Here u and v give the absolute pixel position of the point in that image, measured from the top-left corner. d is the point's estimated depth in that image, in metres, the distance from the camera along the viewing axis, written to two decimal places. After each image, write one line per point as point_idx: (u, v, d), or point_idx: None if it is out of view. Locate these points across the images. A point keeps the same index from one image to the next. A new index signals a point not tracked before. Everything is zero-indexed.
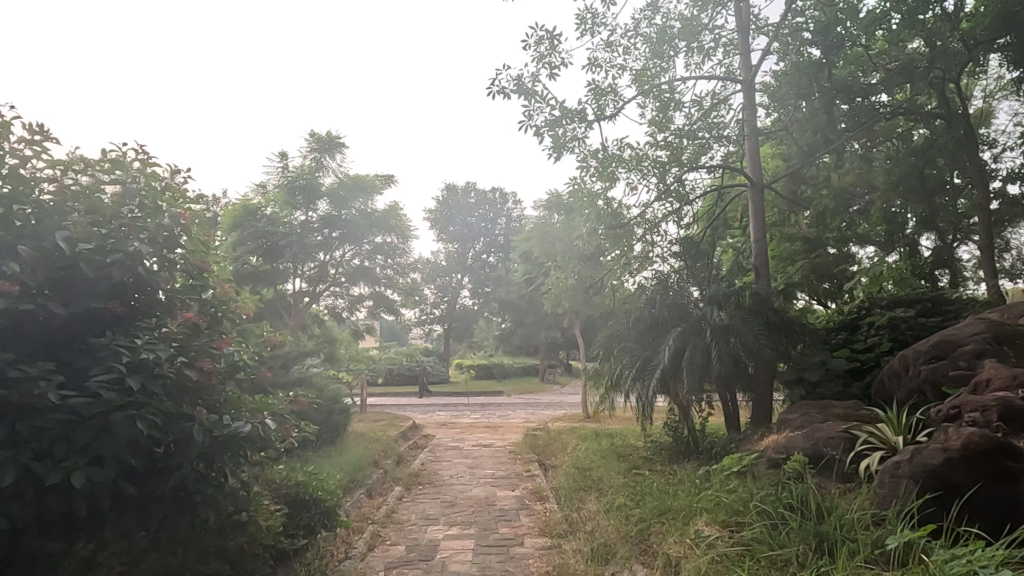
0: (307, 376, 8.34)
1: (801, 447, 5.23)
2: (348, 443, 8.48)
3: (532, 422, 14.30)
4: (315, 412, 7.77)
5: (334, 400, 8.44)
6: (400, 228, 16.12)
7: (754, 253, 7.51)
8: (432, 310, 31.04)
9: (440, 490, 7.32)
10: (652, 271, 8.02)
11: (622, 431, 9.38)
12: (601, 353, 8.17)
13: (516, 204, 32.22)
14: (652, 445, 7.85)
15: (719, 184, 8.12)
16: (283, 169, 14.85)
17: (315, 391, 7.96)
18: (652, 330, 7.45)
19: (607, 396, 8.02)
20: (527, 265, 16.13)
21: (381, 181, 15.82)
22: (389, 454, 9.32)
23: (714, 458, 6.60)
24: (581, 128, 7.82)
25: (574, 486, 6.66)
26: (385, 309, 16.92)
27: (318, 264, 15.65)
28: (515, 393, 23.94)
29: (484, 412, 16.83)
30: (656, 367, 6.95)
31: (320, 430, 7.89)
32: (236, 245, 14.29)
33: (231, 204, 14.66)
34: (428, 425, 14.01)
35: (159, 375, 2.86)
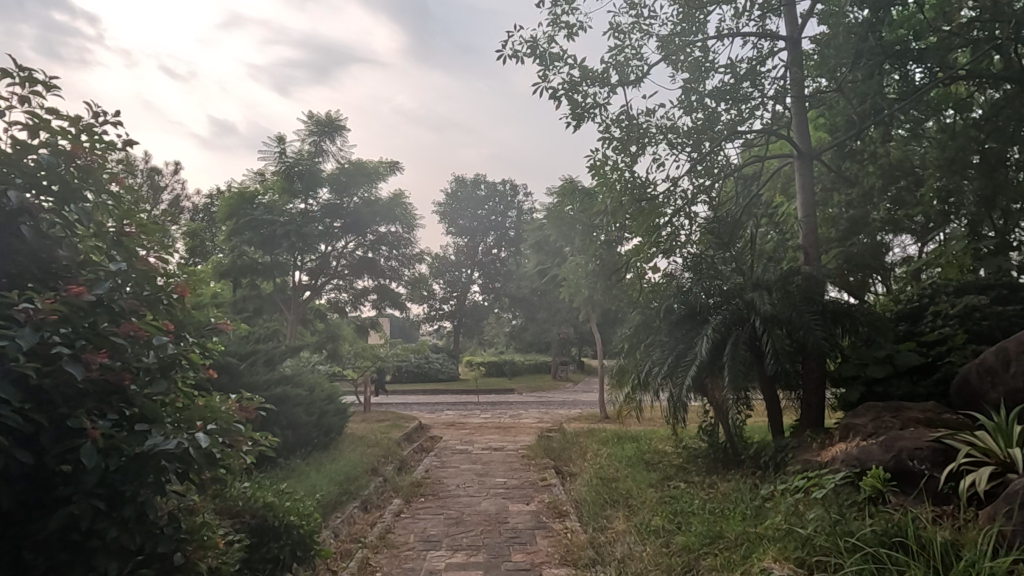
0: (298, 373, 7.49)
1: (877, 458, 4.32)
2: (343, 448, 7.62)
3: (546, 423, 13.36)
4: (305, 414, 6.92)
5: (327, 401, 7.60)
6: (405, 217, 15.18)
7: (803, 233, 6.54)
8: (441, 306, 30.27)
9: (445, 505, 6.42)
10: (682, 255, 7.09)
11: (649, 435, 8.46)
12: (625, 349, 7.28)
13: (526, 196, 31.13)
14: (684, 454, 6.96)
15: (760, 156, 7.12)
16: (281, 154, 13.87)
17: (305, 392, 7.11)
18: (683, 322, 6.57)
19: (633, 397, 7.14)
20: (540, 257, 15.14)
21: (386, 167, 14.89)
22: (391, 460, 8.46)
23: (761, 470, 5.71)
24: (602, 93, 6.90)
25: (598, 501, 5.79)
26: (391, 303, 16.05)
27: (319, 255, 14.82)
28: (527, 391, 22.95)
29: (495, 412, 15.90)
30: (691, 364, 6.05)
31: (310, 434, 7.03)
32: (233, 235, 13.77)
33: (228, 192, 13.89)
34: (435, 426, 13.15)
35: (18, 374, 2.03)
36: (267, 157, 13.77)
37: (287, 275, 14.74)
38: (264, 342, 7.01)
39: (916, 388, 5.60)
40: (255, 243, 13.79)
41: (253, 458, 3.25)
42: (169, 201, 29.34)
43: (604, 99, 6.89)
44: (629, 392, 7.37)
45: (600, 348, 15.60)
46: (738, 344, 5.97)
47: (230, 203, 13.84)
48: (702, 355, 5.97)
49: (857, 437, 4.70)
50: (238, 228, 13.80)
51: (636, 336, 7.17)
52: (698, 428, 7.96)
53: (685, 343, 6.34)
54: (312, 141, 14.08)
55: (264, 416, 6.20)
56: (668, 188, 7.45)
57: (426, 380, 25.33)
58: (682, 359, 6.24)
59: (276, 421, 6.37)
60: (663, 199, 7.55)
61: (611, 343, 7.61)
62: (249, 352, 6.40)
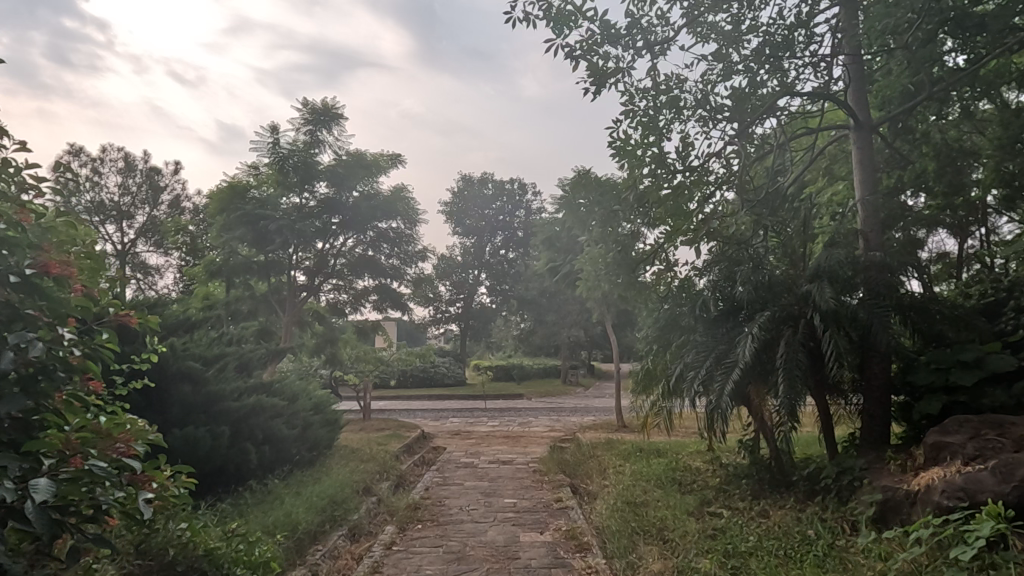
0: (280, 379, 6.59)
1: (993, 490, 3.38)
2: (331, 464, 6.72)
3: (558, 432, 12.39)
4: (285, 426, 6.03)
5: (312, 411, 6.70)
6: (408, 213, 14.19)
7: (864, 215, 5.58)
8: (447, 308, 29.46)
9: (444, 535, 5.49)
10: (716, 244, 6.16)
11: (678, 448, 7.51)
12: (653, 351, 6.36)
13: (535, 194, 30.17)
14: (722, 472, 6.03)
15: (810, 127, 6.16)
16: (274, 144, 12.93)
17: (286, 401, 6.20)
18: (721, 320, 5.64)
19: (661, 406, 6.22)
20: (550, 253, 14.13)
21: (386, 159, 13.96)
22: (387, 476, 7.54)
23: (819, 495, 4.78)
24: (626, 56, 5.99)
25: (625, 530, 4.88)
26: (393, 304, 15.15)
27: (316, 253, 14.06)
28: (536, 396, 22.05)
29: (503, 419, 15.00)
30: (733, 367, 5.11)
31: (291, 449, 6.13)
32: (225, 232, 12.97)
33: (219, 185, 12.96)
34: (439, 435, 12.28)
35: None
36: (259, 147, 12.87)
37: (282, 274, 13.89)
38: (238, 343, 6.14)
39: (1010, 398, 4.63)
40: (247, 238, 12.99)
41: (162, 500, 2.37)
42: (169, 201, 28.71)
43: (627, 64, 6.01)
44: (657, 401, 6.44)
45: (616, 351, 14.57)
46: (791, 345, 5.01)
47: (221, 198, 12.93)
48: (748, 357, 5.02)
49: (955, 461, 3.77)
50: (229, 223, 12.96)
51: (667, 337, 6.25)
52: (735, 442, 7.01)
53: (725, 344, 5.41)
54: (307, 130, 13.14)
55: (233, 430, 5.32)
56: (695, 171, 6.48)
57: (432, 385, 24.45)
58: (722, 362, 5.30)
59: (250, 435, 5.50)
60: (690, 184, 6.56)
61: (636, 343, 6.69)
62: (218, 356, 5.49)
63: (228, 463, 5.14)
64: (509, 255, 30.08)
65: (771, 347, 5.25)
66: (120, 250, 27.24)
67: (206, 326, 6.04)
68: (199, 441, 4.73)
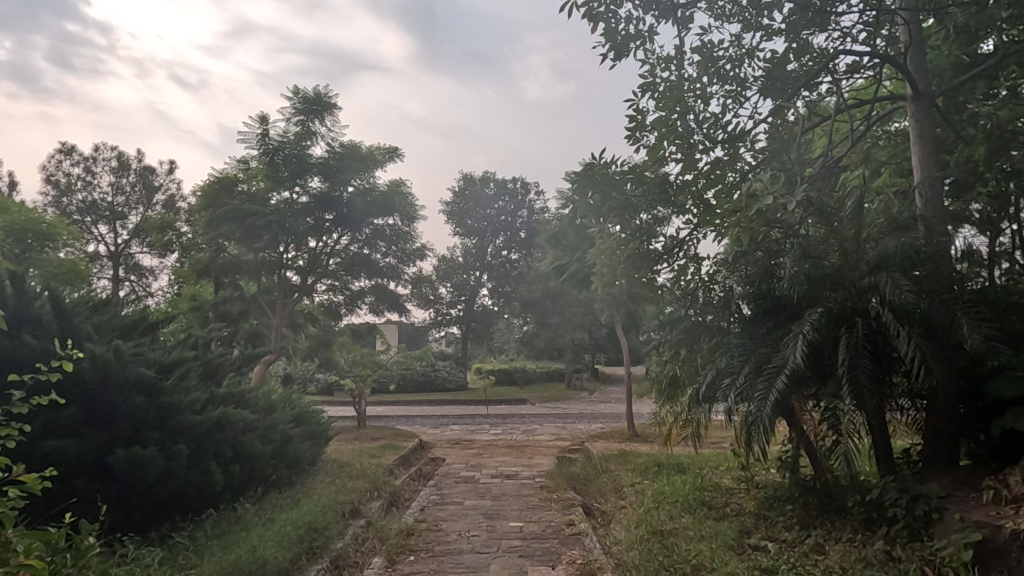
0: (256, 389, 5.85)
1: None
2: (314, 484, 5.97)
3: (565, 441, 11.63)
4: (259, 442, 5.29)
5: (292, 425, 5.94)
6: (407, 209, 13.36)
7: (929, 196, 4.78)
8: (448, 311, 28.77)
9: (440, 570, 4.73)
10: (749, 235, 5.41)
11: (704, 465, 6.74)
12: (679, 355, 5.61)
13: (538, 194, 29.41)
14: (758, 494, 5.28)
15: (862, 98, 5.35)
16: (264, 134, 12.09)
17: (259, 414, 5.44)
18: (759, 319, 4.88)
19: (688, 418, 5.46)
20: (556, 252, 13.34)
21: (383, 152, 13.20)
22: (378, 495, 6.78)
23: (883, 527, 4.05)
24: (648, 19, 5.23)
25: (653, 563, 4.15)
26: (391, 306, 14.39)
27: (309, 251, 13.34)
28: (541, 401, 21.32)
29: (507, 426, 14.23)
30: (779, 372, 4.35)
31: (266, 468, 5.39)
32: (213, 229, 12.26)
33: (206, 180, 12.29)
34: (439, 444, 11.55)
35: None
36: (246, 139, 12.06)
37: (273, 273, 13.19)
38: (207, 348, 5.39)
39: None
40: (234, 236, 12.21)
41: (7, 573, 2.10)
42: (164, 201, 28.10)
43: (649, 29, 5.27)
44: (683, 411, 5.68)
45: (627, 355, 13.77)
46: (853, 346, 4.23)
47: (209, 193, 12.22)
48: (800, 362, 4.26)
49: None
50: (215, 220, 12.23)
51: (695, 339, 5.48)
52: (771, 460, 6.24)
53: (768, 346, 4.62)
54: (299, 121, 12.29)
55: (196, 448, 4.60)
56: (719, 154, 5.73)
57: (433, 389, 23.71)
58: (765, 367, 4.53)
59: (216, 453, 4.77)
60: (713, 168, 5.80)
61: (658, 346, 5.94)
62: (179, 361, 4.74)
63: (188, 487, 4.42)
64: (511, 256, 29.33)
65: (826, 348, 4.50)
66: (113, 251, 26.64)
67: (169, 328, 5.30)
68: (151, 463, 4.00)
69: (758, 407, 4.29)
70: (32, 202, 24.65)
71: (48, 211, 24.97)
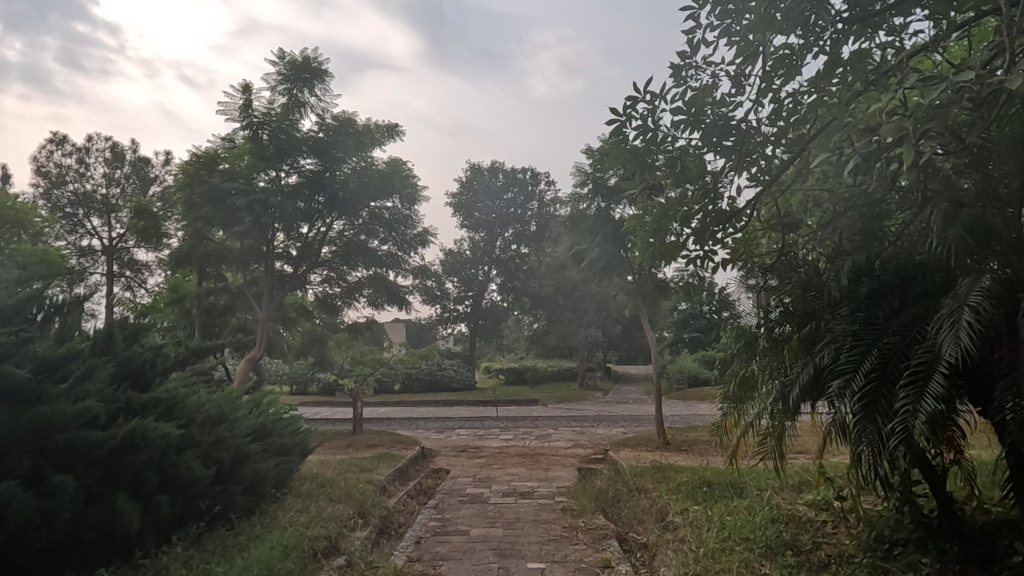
0: (202, 396, 4.57)
1: None
2: (278, 516, 4.69)
3: (586, 448, 10.32)
4: (200, 464, 4.03)
5: (246, 442, 4.62)
6: (407, 191, 12.00)
7: None
8: (455, 307, 27.58)
9: None
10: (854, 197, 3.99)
11: (770, 487, 5.40)
12: (754, 348, 4.21)
13: (549, 183, 28.04)
14: (864, 529, 3.93)
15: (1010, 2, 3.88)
16: (246, 106, 10.81)
17: (198, 429, 4.15)
18: (880, 296, 3.45)
19: (771, 430, 4.07)
20: (574, 238, 11.99)
21: (382, 131, 11.94)
22: (365, 522, 5.50)
23: None
24: None
25: None
26: (390, 298, 13.05)
27: (301, 239, 12.11)
28: (553, 402, 20.01)
29: (519, 430, 12.98)
30: (931, 369, 2.94)
31: (210, 498, 4.11)
32: (192, 211, 11.01)
33: (183, 160, 10.97)
34: (444, 452, 10.29)
35: None
36: (227, 111, 10.80)
37: (262, 263, 12.01)
38: (133, 341, 4.10)
39: None
40: (214, 219, 10.93)
41: None
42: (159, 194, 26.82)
43: None
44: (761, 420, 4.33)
45: (654, 353, 12.41)
46: None
47: (187, 175, 10.86)
48: (958, 359, 2.81)
49: None
50: (194, 202, 10.96)
51: (780, 328, 4.08)
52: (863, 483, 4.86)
53: (900, 334, 3.20)
54: (285, 91, 10.94)
55: (99, 476, 3.34)
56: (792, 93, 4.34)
57: (440, 389, 22.49)
58: (901, 364, 3.13)
59: (133, 482, 3.52)
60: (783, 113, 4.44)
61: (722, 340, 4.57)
62: (78, 358, 3.45)
63: (86, 531, 3.18)
64: (522, 250, 28.06)
65: (995, 337, 3.06)
66: (107, 246, 25.51)
67: (81, 316, 4.02)
68: (13, 502, 2.73)
69: (899, 422, 2.90)
70: (22, 193, 23.64)
71: (39, 204, 23.97)
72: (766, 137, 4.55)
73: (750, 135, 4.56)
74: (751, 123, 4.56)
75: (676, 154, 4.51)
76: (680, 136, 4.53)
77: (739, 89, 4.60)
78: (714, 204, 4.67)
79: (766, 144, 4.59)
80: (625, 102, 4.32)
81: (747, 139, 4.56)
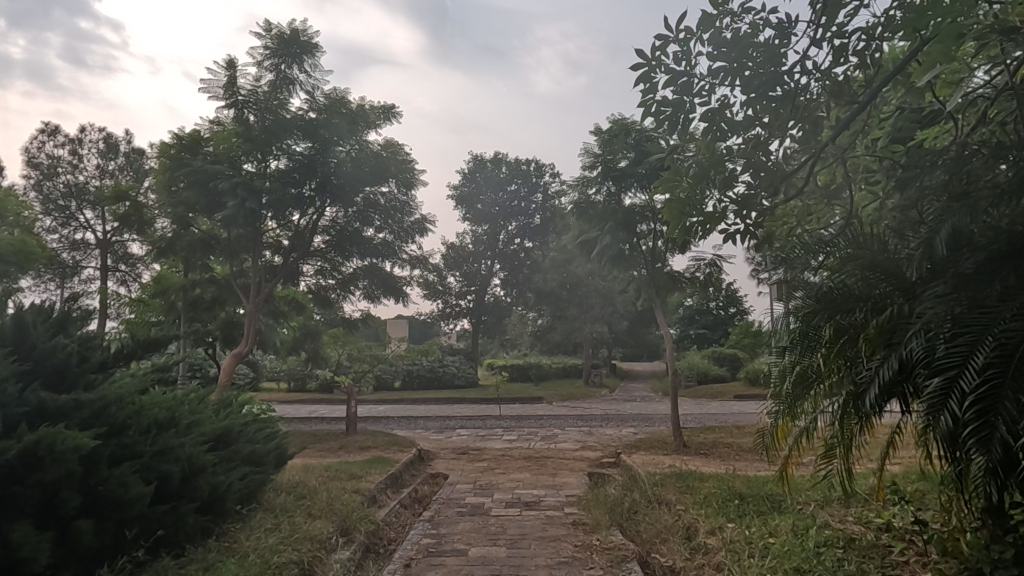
0: (150, 398, 3.84)
1: None
2: (240, 538, 3.97)
3: (595, 450, 9.59)
4: (140, 480, 3.31)
5: (202, 452, 3.89)
6: (404, 177, 11.27)
7: None
8: (457, 302, 26.88)
9: None
10: (943, 158, 3.36)
11: (814, 501, 4.74)
12: (818, 340, 3.46)
13: (554, 175, 27.26)
14: (948, 564, 3.24)
15: None
16: (231, 84, 10.07)
17: (138, 437, 3.43)
18: (990, 271, 2.70)
19: (840, 440, 3.32)
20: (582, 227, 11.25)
21: (378, 113, 11.23)
22: (348, 541, 4.78)
23: None
24: None
25: None
26: (387, 290, 12.33)
27: (292, 228, 11.44)
28: (558, 400, 19.28)
29: (523, 430, 12.26)
30: None
31: (148, 522, 3.37)
32: (172, 196, 10.27)
33: (164, 143, 10.25)
34: (442, 455, 9.57)
35: None
36: (210, 89, 10.08)
37: (251, 255, 11.35)
38: (59, 332, 3.40)
39: None
40: (197, 204, 10.23)
41: None
42: None
43: None
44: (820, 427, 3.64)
45: (667, 349, 11.66)
46: None
47: (168, 158, 10.14)
48: None
49: None
50: (175, 186, 10.23)
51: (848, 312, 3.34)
52: (934, 501, 4.14)
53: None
54: (273, 67, 10.22)
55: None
56: (857, 31, 3.67)
57: (441, 386, 21.75)
58: None
59: (44, 504, 2.80)
60: (845, 57, 3.79)
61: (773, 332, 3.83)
62: None
63: None
64: (525, 244, 27.31)
65: None
66: (100, 240, 24.69)
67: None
68: None
69: None
70: (12, 186, 22.89)
71: (29, 198, 23.21)
72: (821, 86, 3.81)
73: (804, 85, 3.81)
74: (804, 70, 3.83)
75: (713, 107, 3.75)
76: (718, 86, 3.77)
77: (790, 31, 3.86)
78: (761, 165, 3.87)
79: (821, 96, 3.87)
80: (654, 42, 3.60)
81: (794, 98, 3.77)
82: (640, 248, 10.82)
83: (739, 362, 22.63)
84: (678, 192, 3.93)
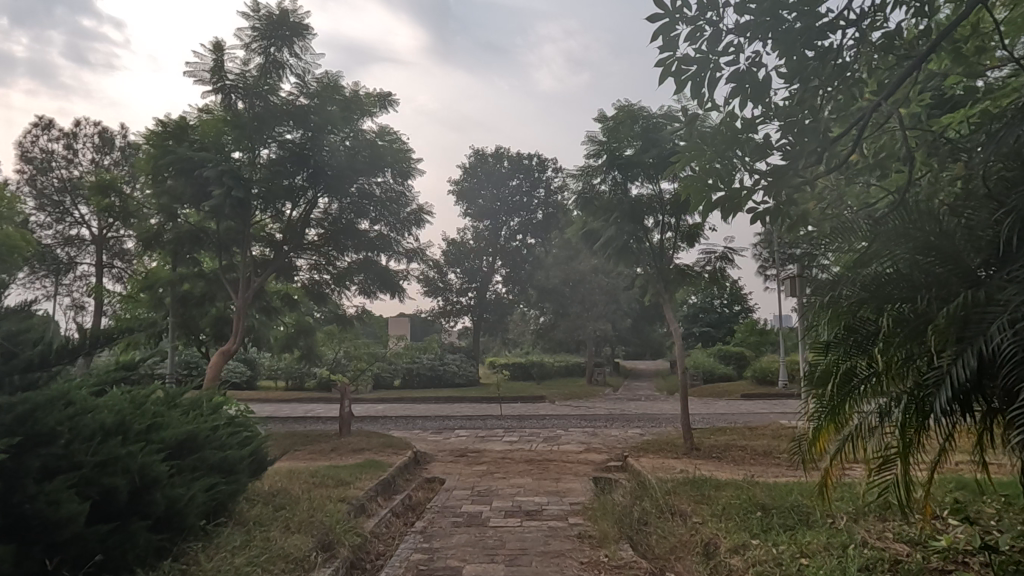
0: (96, 400, 3.37)
1: None
2: (203, 559, 3.49)
3: (601, 453, 9.10)
4: (76, 495, 2.83)
5: (157, 462, 3.41)
6: (400, 166, 10.78)
7: None
8: (458, 299, 26.40)
9: None
10: (1016, 118, 2.86)
11: (849, 515, 4.27)
12: (871, 331, 2.99)
13: (556, 170, 26.76)
14: None
15: None
16: (218, 68, 9.61)
17: (76, 444, 2.96)
18: None
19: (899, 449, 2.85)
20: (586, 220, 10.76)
21: (374, 100, 10.76)
22: (329, 557, 4.30)
23: None
24: None
25: None
26: (383, 285, 11.82)
27: (284, 220, 10.98)
28: (560, 399, 18.79)
29: (525, 431, 11.78)
30: None
31: (88, 543, 2.89)
32: (157, 187, 9.79)
33: (149, 130, 9.79)
34: (440, 457, 9.10)
35: None
36: (196, 73, 9.62)
37: (241, 248, 10.88)
38: None
39: None
40: (183, 193, 9.78)
41: None
42: None
43: None
44: (867, 435, 3.17)
45: (675, 347, 11.16)
46: None
47: (152, 146, 9.68)
48: None
49: None
50: (160, 175, 9.77)
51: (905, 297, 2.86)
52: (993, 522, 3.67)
53: None
54: (261, 50, 9.76)
55: None
56: None
57: (441, 385, 21.27)
58: None
59: None
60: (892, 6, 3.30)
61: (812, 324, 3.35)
62: None
63: None
64: (528, 240, 26.83)
65: None
66: (95, 237, 24.19)
67: None
68: None
69: None
70: (7, 182, 22.45)
71: (23, 194, 22.75)
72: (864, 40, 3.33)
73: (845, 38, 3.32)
74: (845, 21, 3.34)
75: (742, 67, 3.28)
76: (747, 42, 3.29)
77: None
78: (796, 133, 3.39)
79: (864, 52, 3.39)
80: None
81: (834, 57, 3.28)
82: (647, 241, 10.31)
83: (746, 360, 22.07)
84: (699, 165, 3.48)
